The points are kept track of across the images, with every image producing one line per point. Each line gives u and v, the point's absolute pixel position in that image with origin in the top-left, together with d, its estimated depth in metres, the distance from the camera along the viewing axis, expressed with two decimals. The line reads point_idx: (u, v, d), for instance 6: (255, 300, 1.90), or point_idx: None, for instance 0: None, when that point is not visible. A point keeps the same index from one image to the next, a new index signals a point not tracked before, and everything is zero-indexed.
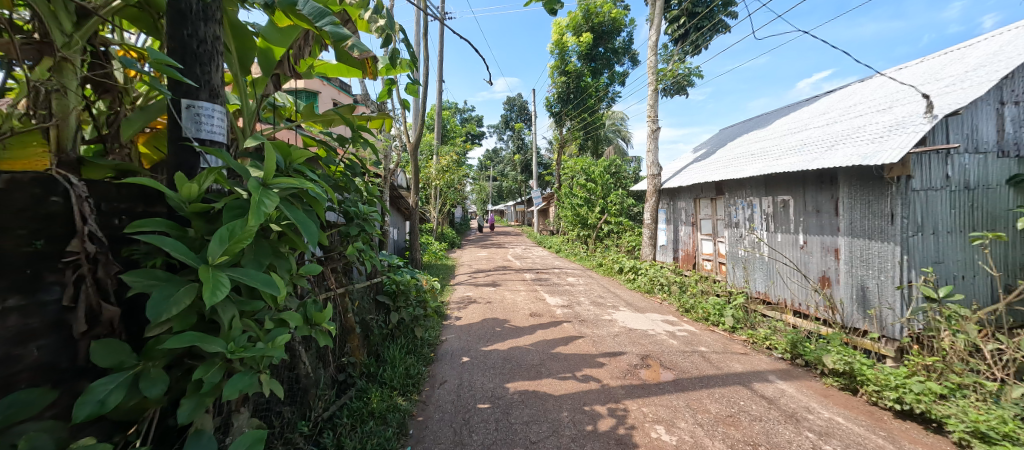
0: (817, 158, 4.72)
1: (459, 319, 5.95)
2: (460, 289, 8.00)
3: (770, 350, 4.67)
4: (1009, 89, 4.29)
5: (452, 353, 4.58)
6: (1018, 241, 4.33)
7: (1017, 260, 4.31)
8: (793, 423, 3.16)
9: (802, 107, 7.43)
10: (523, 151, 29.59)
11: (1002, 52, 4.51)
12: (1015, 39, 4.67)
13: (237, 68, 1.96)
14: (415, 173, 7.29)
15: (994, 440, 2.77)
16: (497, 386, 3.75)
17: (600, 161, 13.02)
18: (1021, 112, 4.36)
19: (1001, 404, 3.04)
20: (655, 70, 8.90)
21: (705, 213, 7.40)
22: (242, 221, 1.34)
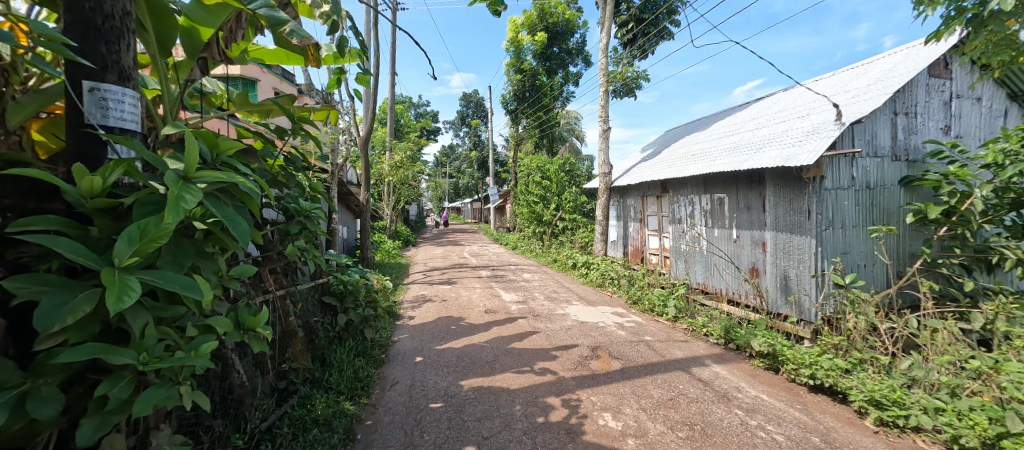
0: (747, 159, 5.12)
1: (412, 318, 5.86)
2: (415, 288, 7.87)
3: (707, 337, 5.02)
4: (902, 101, 4.89)
5: (404, 353, 4.51)
6: (908, 234, 4.95)
7: (907, 251, 4.93)
8: (725, 403, 3.43)
9: (736, 112, 8.01)
10: (479, 147, 29.47)
11: (897, 69, 5.13)
12: (907, 58, 5.33)
13: (155, 50, 1.79)
14: (364, 168, 7.04)
15: (886, 406, 3.17)
16: (450, 384, 3.74)
17: (555, 159, 13.27)
18: (911, 122, 4.98)
19: (891, 375, 3.48)
20: (606, 72, 9.20)
21: (651, 210, 7.77)
22: (157, 218, 1.24)
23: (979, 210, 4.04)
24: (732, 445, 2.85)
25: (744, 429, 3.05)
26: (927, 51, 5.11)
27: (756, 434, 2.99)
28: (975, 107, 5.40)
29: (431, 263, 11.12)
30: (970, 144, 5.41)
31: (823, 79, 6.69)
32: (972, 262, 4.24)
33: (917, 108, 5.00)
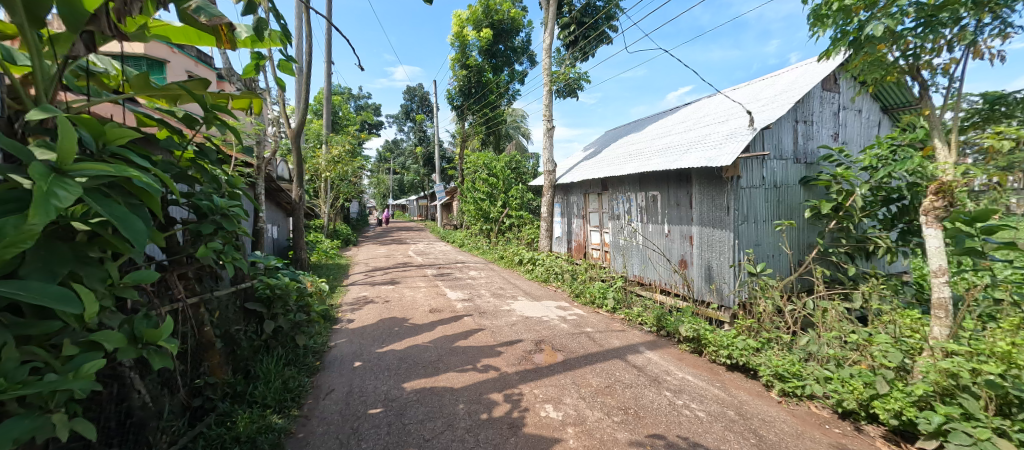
0: (676, 160, 5.50)
1: (351, 321, 5.64)
2: (355, 289, 7.57)
3: (642, 325, 5.35)
4: (802, 111, 5.52)
5: (342, 359, 4.34)
6: (808, 227, 5.60)
7: (807, 242, 5.59)
8: (656, 386, 3.69)
9: (668, 116, 8.55)
10: (424, 143, 28.81)
11: (799, 82, 5.78)
12: (806, 72, 6.01)
13: (23, 20, 1.50)
14: (297, 163, 6.63)
15: (787, 378, 3.59)
16: (391, 388, 3.66)
17: (501, 156, 13.33)
18: (809, 129, 5.63)
19: (792, 351, 3.92)
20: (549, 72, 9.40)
21: (593, 207, 8.09)
22: (20, 219, 1.09)
23: (859, 207, 4.67)
24: (661, 425, 3.07)
25: (671, 408, 3.31)
26: (823, 67, 5.79)
27: (681, 412, 3.25)
28: (858, 118, 6.23)
29: (373, 263, 10.75)
30: (854, 149, 6.23)
31: (740, 87, 7.34)
32: (853, 251, 4.92)
33: (813, 117, 5.66)
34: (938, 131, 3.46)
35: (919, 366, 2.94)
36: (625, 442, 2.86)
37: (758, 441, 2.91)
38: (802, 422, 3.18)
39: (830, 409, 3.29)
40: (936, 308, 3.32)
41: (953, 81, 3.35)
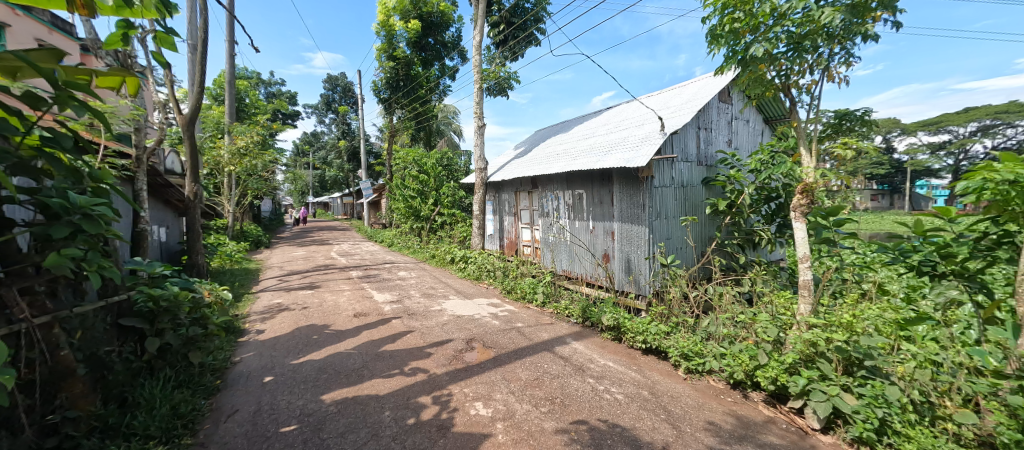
0: (599, 160, 5.83)
1: (262, 332, 5.19)
2: (267, 296, 6.96)
3: (569, 318, 5.61)
4: (703, 119, 6.17)
5: (250, 375, 3.98)
6: (709, 221, 6.26)
7: (709, 235, 6.25)
8: (580, 374, 3.90)
9: (592, 118, 9.01)
10: (349, 136, 27.27)
11: (701, 93, 6.45)
12: (707, 84, 6.73)
13: None
14: (190, 155, 5.91)
15: (691, 356, 4.01)
16: (309, 401, 3.45)
17: (432, 153, 13.04)
18: (709, 135, 6.31)
19: (695, 332, 4.34)
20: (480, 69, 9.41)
21: (523, 204, 8.27)
22: None
23: (747, 204, 5.34)
24: (584, 411, 3.26)
25: (594, 394, 3.53)
26: (720, 80, 6.50)
27: (603, 397, 3.48)
28: (747, 126, 7.10)
29: (290, 266, 9.96)
30: (744, 154, 7.10)
31: (654, 95, 7.98)
32: (744, 243, 5.62)
33: (712, 124, 6.34)
34: (804, 141, 4.03)
35: (790, 338, 3.43)
36: (552, 430, 3.00)
37: (667, 416, 3.22)
38: (704, 396, 3.58)
39: (725, 381, 3.75)
40: (801, 288, 3.91)
41: (813, 99, 3.95)
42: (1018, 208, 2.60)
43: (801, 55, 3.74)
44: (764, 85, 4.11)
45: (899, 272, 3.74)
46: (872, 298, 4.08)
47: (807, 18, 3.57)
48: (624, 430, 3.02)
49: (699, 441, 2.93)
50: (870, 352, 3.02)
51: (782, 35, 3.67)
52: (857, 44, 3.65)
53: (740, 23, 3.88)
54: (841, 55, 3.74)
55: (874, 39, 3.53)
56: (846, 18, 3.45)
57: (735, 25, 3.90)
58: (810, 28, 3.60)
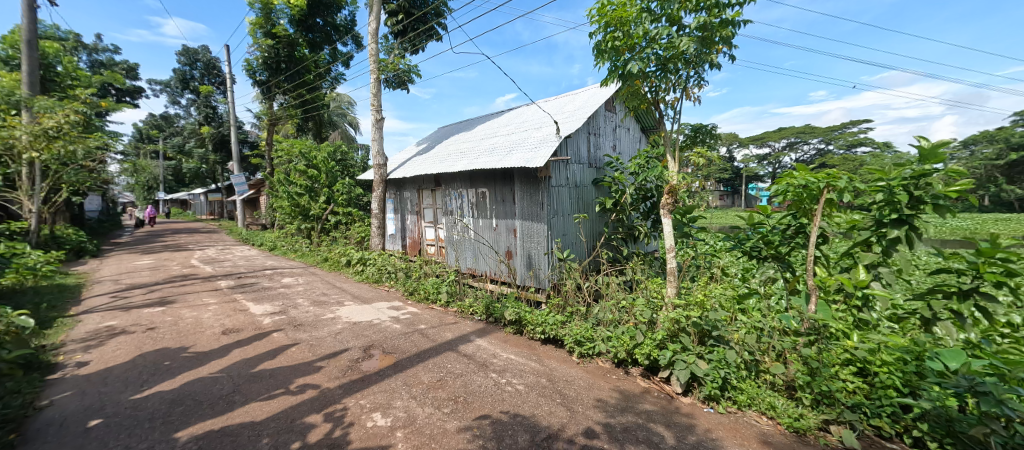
0: (501, 159, 6.00)
1: (87, 364, 4.25)
2: (95, 319, 5.71)
3: (473, 315, 5.69)
4: (593, 125, 6.75)
5: (65, 421, 3.20)
6: (599, 218, 6.86)
7: (599, 230, 6.86)
8: (484, 370, 3.99)
9: (494, 119, 9.21)
10: (213, 120, 23.66)
11: (591, 101, 7.06)
12: (596, 94, 7.41)
13: None
14: None
15: (583, 342, 4.37)
16: (161, 440, 2.96)
17: (322, 146, 12.02)
18: (598, 140, 6.92)
19: (587, 320, 4.71)
20: (377, 59, 8.97)
21: (427, 203, 8.12)
22: None
23: (629, 203, 5.99)
24: (486, 406, 3.35)
25: (496, 387, 3.65)
26: (606, 91, 7.18)
27: (505, 389, 3.62)
28: (627, 134, 7.96)
29: (135, 280, 8.30)
30: (626, 158, 7.95)
31: (550, 100, 8.47)
32: (626, 237, 6.29)
33: (599, 130, 6.96)
34: (670, 150, 4.65)
35: (660, 318, 3.95)
36: (455, 430, 3.03)
37: (563, 400, 3.47)
38: (594, 377, 3.94)
39: (610, 361, 4.18)
40: (668, 274, 4.53)
41: (675, 114, 4.58)
42: (805, 206, 3.62)
43: (668, 74, 4.34)
44: (639, 98, 4.64)
45: (737, 259, 4.55)
46: (721, 283, 4.92)
47: (670, 44, 4.12)
48: (524, 418, 3.18)
49: (589, 419, 3.22)
50: (716, 324, 3.60)
51: (652, 57, 4.21)
52: (706, 69, 4.32)
53: (620, 42, 4.33)
54: (696, 78, 4.40)
55: (718, 67, 4.23)
56: (698, 48, 4.07)
57: (616, 43, 4.34)
58: (672, 53, 4.16)
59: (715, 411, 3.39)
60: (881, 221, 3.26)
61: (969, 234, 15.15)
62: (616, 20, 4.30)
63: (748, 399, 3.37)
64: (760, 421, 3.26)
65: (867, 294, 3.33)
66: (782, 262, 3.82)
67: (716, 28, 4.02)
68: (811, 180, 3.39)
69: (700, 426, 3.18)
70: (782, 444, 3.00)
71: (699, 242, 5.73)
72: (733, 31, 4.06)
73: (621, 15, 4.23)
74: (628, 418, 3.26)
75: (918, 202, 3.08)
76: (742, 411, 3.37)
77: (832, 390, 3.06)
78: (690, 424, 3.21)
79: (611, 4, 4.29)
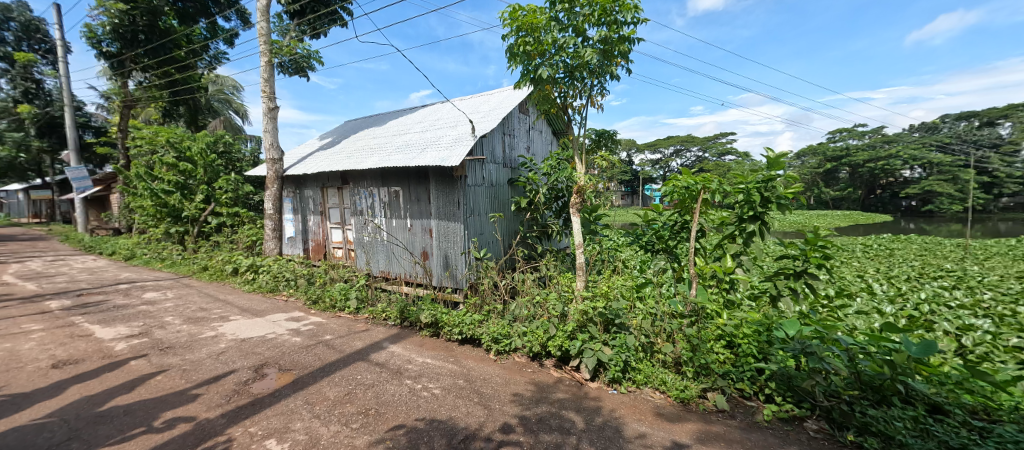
0: (414, 157, 5.83)
1: None
2: None
3: (386, 320, 5.45)
4: (508, 126, 6.90)
5: None
6: (514, 217, 7.03)
7: (514, 228, 7.03)
8: (397, 378, 3.85)
9: (406, 115, 8.92)
10: (36, 96, 19.14)
11: (506, 102, 7.21)
12: (510, 95, 7.59)
13: None
14: None
15: (500, 339, 4.44)
16: None
17: (200, 137, 10.53)
18: (513, 141, 7.09)
19: (503, 317, 4.79)
20: (267, 39, 8.10)
21: (332, 202, 7.56)
22: None
23: (542, 202, 6.23)
24: (400, 415, 3.24)
25: (412, 394, 3.55)
26: (520, 94, 7.38)
27: (421, 395, 3.54)
28: (540, 136, 8.29)
29: None
30: (539, 160, 8.27)
31: (465, 100, 8.48)
32: (540, 235, 6.51)
33: (514, 132, 7.14)
34: (578, 153, 4.95)
35: (570, 311, 4.25)
36: (366, 445, 2.88)
37: (480, 398, 3.50)
38: (510, 372, 4.02)
39: (526, 355, 4.29)
40: (577, 269, 4.82)
41: (582, 120, 4.90)
42: (687, 205, 4.19)
43: (575, 82, 4.60)
44: (550, 102, 4.87)
45: (636, 253, 5.00)
46: (623, 276, 5.35)
47: (577, 54, 4.37)
48: (440, 422, 3.13)
49: (506, 414, 3.29)
50: (619, 313, 3.93)
51: (560, 64, 4.44)
52: (608, 80, 4.68)
53: (530, 47, 4.46)
54: (598, 87, 4.74)
55: (618, 79, 4.61)
56: (600, 60, 4.39)
57: (527, 47, 4.48)
58: (579, 62, 4.43)
59: (618, 391, 3.67)
60: (743, 217, 3.86)
61: (801, 225, 18.95)
62: (526, 25, 4.42)
63: (645, 377, 3.69)
64: (654, 396, 3.59)
65: (733, 278, 3.94)
66: (671, 254, 4.43)
67: (615, 43, 4.36)
68: (690, 183, 4.01)
69: (606, 407, 3.43)
70: (672, 414, 3.34)
71: (603, 239, 6.19)
72: (630, 47, 4.43)
73: (532, 21, 4.36)
74: (542, 408, 3.39)
75: (767, 201, 3.73)
76: (640, 389, 3.68)
77: (709, 362, 3.59)
78: (597, 406, 3.44)
79: (522, 9, 4.40)
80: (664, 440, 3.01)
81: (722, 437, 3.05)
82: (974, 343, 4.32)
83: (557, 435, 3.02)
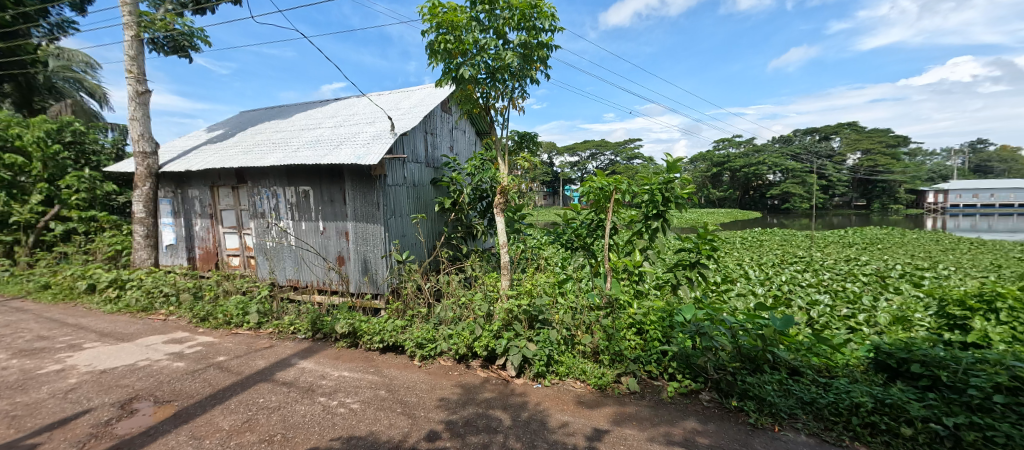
0: (326, 154, 5.42)
1: None
2: None
3: (295, 334, 5.00)
4: (430, 124, 6.72)
5: None
6: (437, 218, 6.88)
7: (438, 229, 6.89)
8: (308, 396, 3.54)
9: (315, 109, 8.26)
10: None
11: (426, 100, 7.03)
12: (431, 93, 7.42)
13: None
14: None
15: (425, 344, 4.31)
16: None
17: (38, 124, 8.64)
18: (435, 140, 6.92)
19: (428, 321, 4.65)
20: (133, 10, 6.88)
21: (227, 203, 6.73)
22: None
23: (466, 202, 6.17)
24: (312, 437, 2.97)
25: (326, 412, 3.29)
26: (442, 91, 7.23)
27: (336, 412, 3.29)
28: (463, 136, 8.21)
29: None
30: (462, 160, 8.19)
31: (384, 95, 8.11)
32: (465, 236, 6.45)
33: (436, 130, 6.98)
34: (501, 153, 4.99)
35: (496, 310, 4.22)
36: None
37: (403, 408, 3.35)
38: (435, 377, 3.91)
39: (452, 358, 4.21)
40: (502, 269, 4.86)
41: (504, 121, 4.94)
42: (602, 205, 4.45)
43: (497, 83, 4.62)
44: (473, 102, 4.83)
45: (557, 251, 5.19)
46: (546, 273, 5.52)
47: (498, 56, 4.40)
48: (359, 439, 2.94)
49: (431, 421, 3.19)
50: (542, 309, 4.02)
51: (482, 65, 4.43)
52: (528, 83, 4.77)
53: (452, 45, 4.39)
54: (519, 90, 4.82)
55: (538, 83, 4.72)
56: (520, 64, 4.45)
57: (448, 45, 4.39)
58: (500, 64, 4.45)
59: (542, 385, 3.76)
60: (648, 215, 4.23)
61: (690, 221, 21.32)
62: (447, 23, 4.33)
63: (566, 369, 3.83)
64: (575, 386, 3.74)
65: (642, 271, 4.27)
66: (588, 251, 4.64)
67: (535, 48, 4.46)
68: (604, 184, 4.23)
69: (531, 402, 3.49)
70: (591, 401, 3.51)
71: (528, 237, 6.25)
72: (548, 53, 4.57)
73: (452, 19, 4.28)
74: (469, 410, 3.34)
75: (668, 202, 4.10)
76: (562, 380, 3.81)
77: (623, 349, 3.83)
78: (522, 402, 3.48)
79: (442, 5, 4.31)
80: (585, 426, 3.13)
81: (635, 417, 3.27)
82: (819, 314, 5.20)
83: (484, 436, 2.99)
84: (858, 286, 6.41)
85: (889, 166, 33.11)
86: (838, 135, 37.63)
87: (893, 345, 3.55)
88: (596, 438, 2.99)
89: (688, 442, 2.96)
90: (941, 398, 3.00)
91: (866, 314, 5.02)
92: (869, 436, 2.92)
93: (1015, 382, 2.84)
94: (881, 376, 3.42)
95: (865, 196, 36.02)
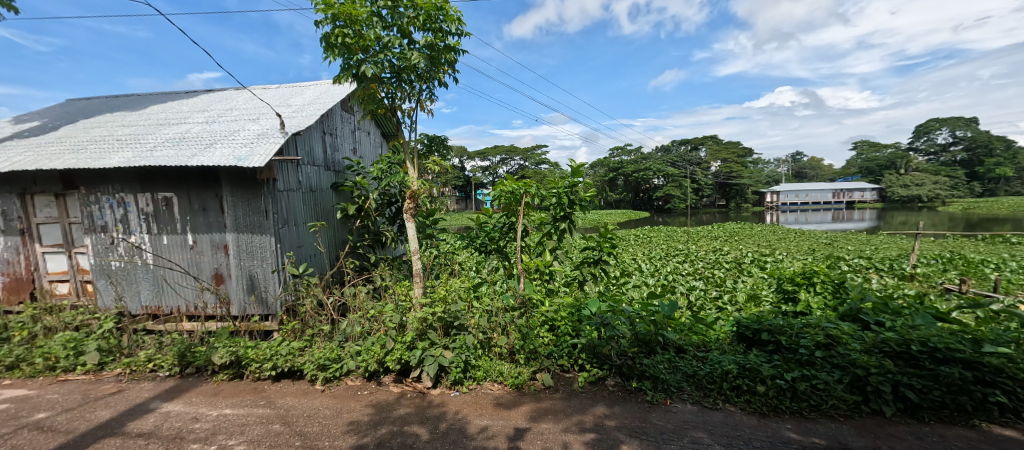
0: (195, 155, 4.67)
1: None
2: None
3: (155, 372, 4.22)
4: (328, 124, 6.20)
5: None
6: (338, 226, 6.39)
7: (339, 238, 6.41)
8: (176, 445, 3.00)
9: (177, 101, 7.10)
10: None
11: (322, 97, 6.48)
12: (327, 91, 6.88)
13: None
14: None
15: (326, 365, 3.93)
16: None
17: None
18: (333, 141, 6.40)
19: (331, 339, 4.28)
20: None
21: (52, 215, 5.46)
22: None
23: (373, 208, 5.81)
24: None
25: None
26: (342, 89, 6.74)
27: None
28: (367, 138, 7.76)
29: None
30: (366, 163, 7.73)
31: (270, 90, 7.31)
32: (372, 243, 6.08)
33: (336, 131, 6.49)
34: (409, 157, 4.75)
35: (408, 320, 4.01)
36: None
37: (303, 441, 3.01)
38: (341, 400, 3.59)
39: (360, 377, 3.91)
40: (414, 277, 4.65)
41: (413, 123, 4.75)
42: (513, 208, 4.51)
43: (403, 84, 4.44)
44: (377, 103, 4.56)
45: (470, 254, 5.16)
46: (460, 277, 5.44)
47: (403, 55, 4.22)
48: None
49: None
50: (457, 315, 3.90)
51: (386, 63, 4.22)
52: (435, 85, 4.66)
53: (351, 40, 4.09)
54: (427, 92, 4.69)
55: (445, 86, 4.64)
56: (427, 65, 4.33)
57: (347, 40, 4.08)
58: (406, 64, 4.28)
59: (459, 392, 3.66)
60: (556, 217, 4.39)
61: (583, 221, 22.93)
62: (344, 15, 4.02)
63: (483, 372, 3.80)
64: (492, 388, 3.71)
65: (551, 270, 4.41)
66: (502, 253, 4.69)
67: (442, 51, 4.36)
68: (514, 187, 4.28)
69: (449, 411, 3.37)
70: (508, 401, 3.51)
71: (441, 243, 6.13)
72: (456, 57, 4.52)
73: (350, 12, 3.99)
74: (382, 430, 3.13)
75: (572, 204, 4.31)
76: (480, 384, 3.76)
77: (537, 346, 3.92)
78: (440, 413, 3.35)
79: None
80: (505, 428, 3.12)
81: (551, 411, 3.34)
82: (696, 298, 5.88)
83: None
84: (722, 271, 7.46)
85: (740, 172, 39.49)
86: (703, 146, 43.59)
87: (750, 320, 4.17)
88: (515, 438, 2.99)
89: (598, 426, 3.11)
90: (784, 358, 3.56)
91: (729, 294, 5.84)
92: (735, 397, 3.31)
93: (828, 339, 3.43)
94: (742, 346, 3.99)
95: (726, 196, 42.44)
